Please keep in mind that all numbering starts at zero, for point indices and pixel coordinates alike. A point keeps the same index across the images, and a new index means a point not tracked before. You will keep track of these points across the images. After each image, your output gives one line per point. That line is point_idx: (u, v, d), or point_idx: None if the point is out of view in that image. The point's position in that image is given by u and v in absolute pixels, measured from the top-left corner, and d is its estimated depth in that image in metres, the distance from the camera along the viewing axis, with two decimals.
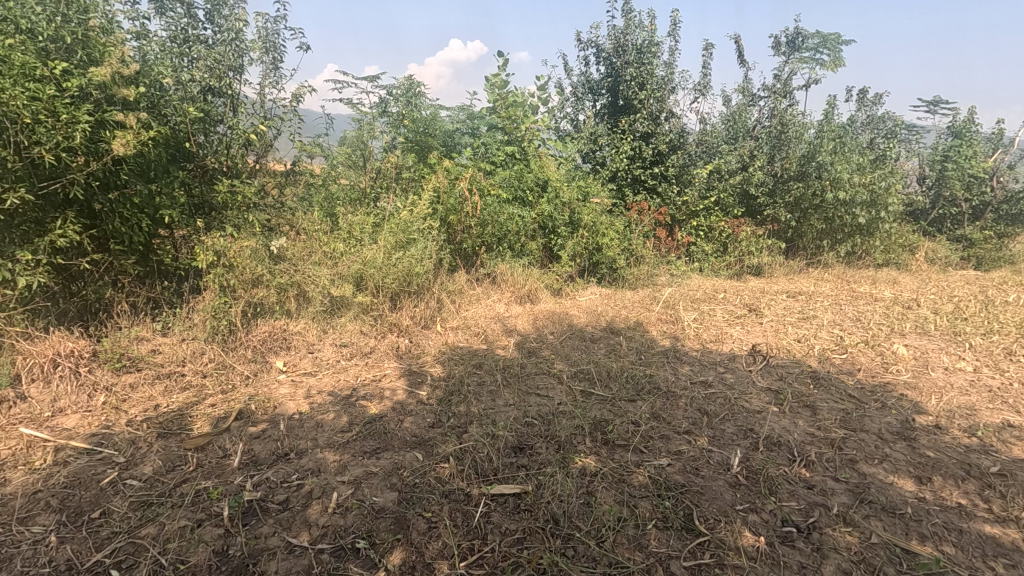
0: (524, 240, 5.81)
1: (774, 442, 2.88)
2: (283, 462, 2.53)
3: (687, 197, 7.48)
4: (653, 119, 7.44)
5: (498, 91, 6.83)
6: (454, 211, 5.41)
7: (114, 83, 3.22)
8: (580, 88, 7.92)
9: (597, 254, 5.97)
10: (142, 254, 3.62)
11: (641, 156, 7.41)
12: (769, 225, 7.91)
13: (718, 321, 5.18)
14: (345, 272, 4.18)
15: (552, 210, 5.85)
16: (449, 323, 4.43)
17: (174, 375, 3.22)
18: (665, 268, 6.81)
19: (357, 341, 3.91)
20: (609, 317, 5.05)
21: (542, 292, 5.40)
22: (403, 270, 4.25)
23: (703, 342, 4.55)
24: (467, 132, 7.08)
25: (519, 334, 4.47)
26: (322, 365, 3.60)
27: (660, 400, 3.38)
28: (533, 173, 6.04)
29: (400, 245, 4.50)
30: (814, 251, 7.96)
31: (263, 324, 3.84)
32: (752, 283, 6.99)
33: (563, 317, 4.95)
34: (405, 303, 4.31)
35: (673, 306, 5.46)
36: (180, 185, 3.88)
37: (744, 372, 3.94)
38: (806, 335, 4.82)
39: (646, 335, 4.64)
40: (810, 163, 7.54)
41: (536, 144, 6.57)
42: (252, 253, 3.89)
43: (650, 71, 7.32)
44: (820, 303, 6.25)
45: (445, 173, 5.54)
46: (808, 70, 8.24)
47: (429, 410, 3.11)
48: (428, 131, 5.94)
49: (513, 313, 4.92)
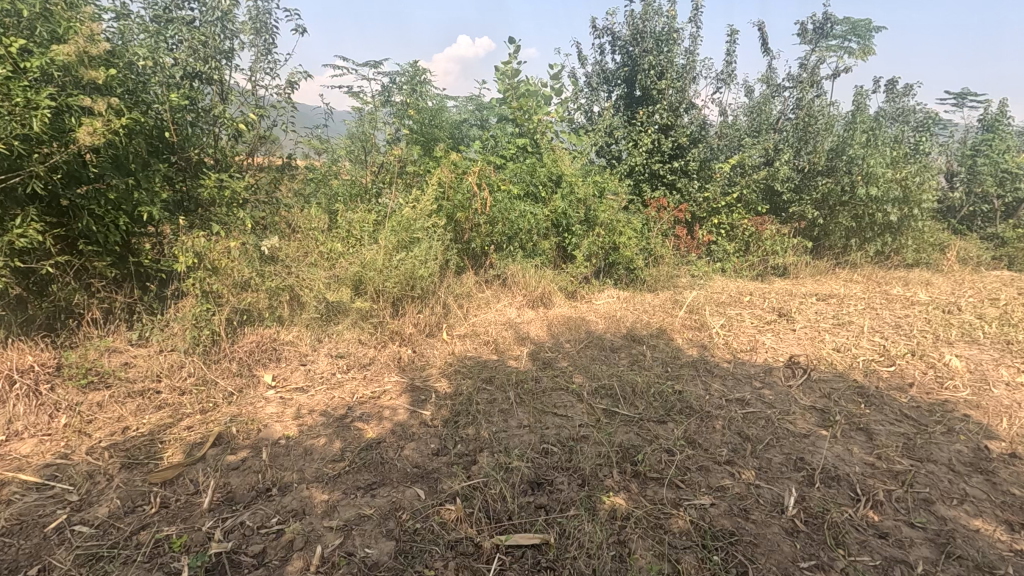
0: (536, 239, 5.41)
1: (831, 476, 2.50)
2: (262, 501, 2.17)
3: (709, 193, 7.00)
4: (673, 110, 7.01)
5: (509, 80, 6.43)
6: (461, 207, 5.03)
7: (80, 64, 2.86)
8: (596, 78, 7.47)
9: (614, 254, 5.58)
10: (119, 255, 3.29)
11: (660, 150, 6.99)
12: (794, 223, 7.47)
13: (747, 327, 4.79)
14: (342, 274, 3.82)
15: (566, 206, 5.43)
16: (456, 331, 4.06)
17: (148, 393, 2.87)
18: (686, 268, 6.40)
19: (355, 351, 3.55)
20: (629, 324, 4.66)
21: (556, 296, 5.02)
22: (406, 272, 3.87)
23: (734, 352, 4.15)
24: (476, 125, 6.69)
25: (532, 342, 4.09)
26: (315, 380, 3.24)
27: (693, 422, 2.99)
28: (546, 167, 5.64)
29: (403, 246, 4.12)
30: (841, 251, 7.51)
31: (252, 333, 3.48)
32: (777, 285, 6.58)
33: (580, 323, 4.57)
34: (408, 309, 3.94)
35: (697, 311, 5.06)
36: (162, 180, 3.53)
37: (784, 388, 3.55)
38: (845, 344, 4.41)
39: (671, 344, 4.25)
40: (839, 158, 7.09)
41: (549, 137, 6.16)
42: (240, 254, 3.54)
43: (670, 59, 6.92)
44: (854, 307, 5.82)
45: (452, 167, 5.16)
46: (836, 59, 7.79)
47: (434, 434, 2.75)
48: (435, 123, 5.56)
49: (526, 319, 4.54)
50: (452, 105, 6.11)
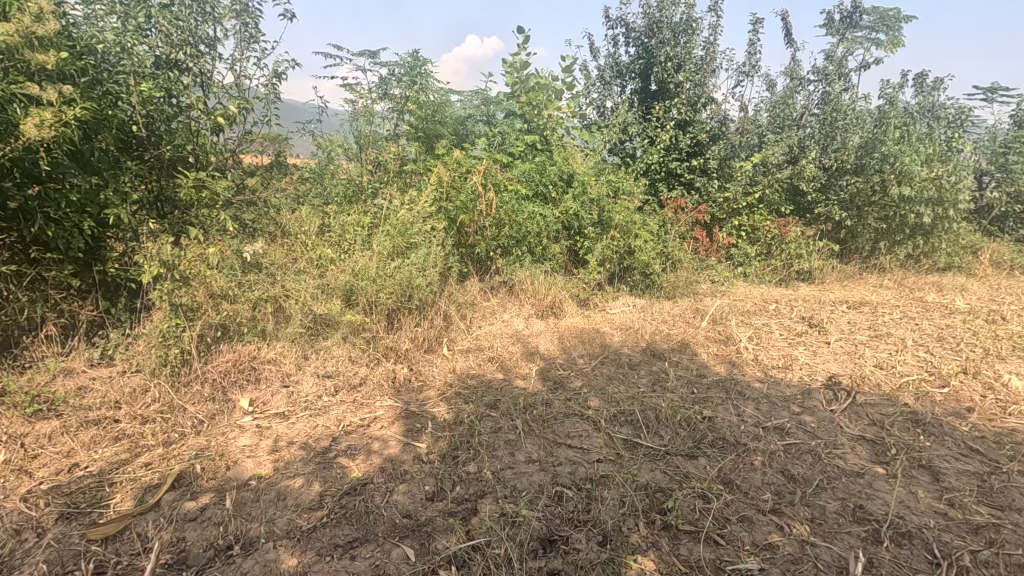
0: (546, 242, 5.02)
1: (898, 530, 2.11)
2: (220, 565, 1.83)
3: (729, 192, 6.58)
4: (691, 105, 6.59)
5: (517, 74, 6.04)
6: (465, 209, 4.64)
7: (25, 46, 2.52)
8: (608, 71, 6.98)
9: (629, 258, 5.19)
10: (83, 262, 2.97)
11: (678, 147, 6.59)
12: (820, 224, 7.03)
13: (777, 340, 4.38)
14: (332, 283, 3.46)
15: (578, 207, 5.04)
16: (457, 345, 3.69)
17: (104, 423, 2.52)
18: (706, 273, 5.99)
19: (344, 371, 3.19)
20: (647, 336, 4.27)
21: (567, 304, 4.64)
22: (401, 281, 3.50)
23: (766, 370, 3.74)
24: (482, 120, 6.30)
25: (542, 359, 3.70)
26: (298, 405, 2.88)
27: (728, 457, 2.60)
28: (556, 166, 5.26)
29: (400, 252, 3.76)
30: (869, 255, 7.09)
31: (229, 351, 3.08)
32: (802, 291, 6.16)
33: (594, 335, 4.19)
34: (404, 322, 3.57)
35: (722, 322, 4.66)
36: (133, 179, 3.20)
37: (826, 414, 3.13)
38: (887, 360, 3.99)
39: (695, 361, 3.85)
40: (868, 156, 6.65)
41: (561, 133, 5.73)
42: (217, 262, 3.18)
43: (688, 51, 6.51)
44: (888, 316, 5.39)
45: (454, 166, 4.78)
46: (864, 50, 7.35)
47: (429, 473, 2.38)
48: (438, 118, 5.17)
49: (534, 331, 4.16)
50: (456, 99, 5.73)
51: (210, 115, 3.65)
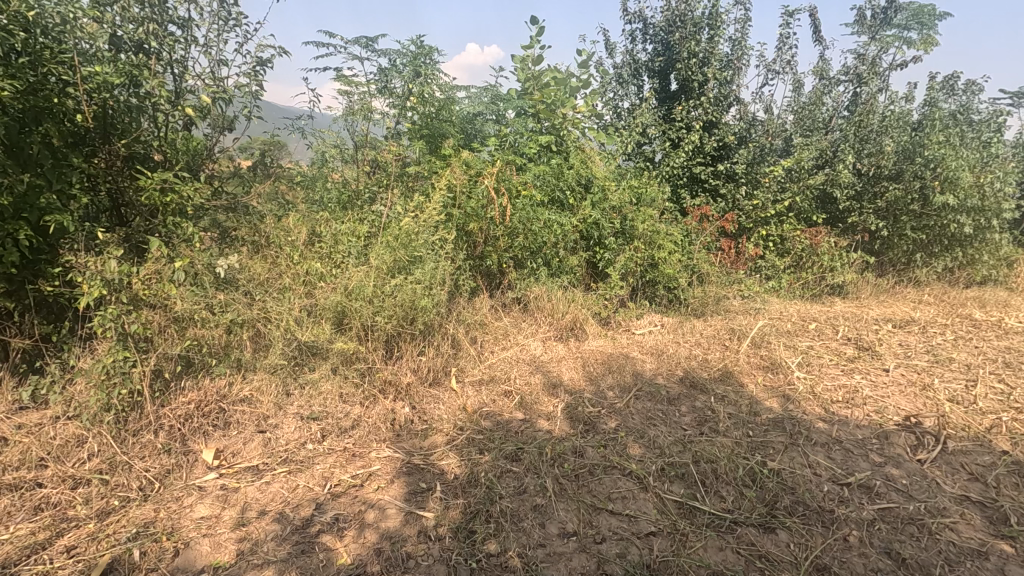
0: (563, 253, 4.44)
1: None
2: None
3: (757, 200, 6.07)
4: (717, 105, 6.10)
5: (530, 69, 5.54)
6: (475, 216, 4.11)
7: None
8: (626, 69, 6.43)
9: (653, 271, 4.67)
10: (16, 280, 2.44)
11: (703, 150, 6.13)
12: (854, 234, 6.48)
13: (829, 367, 3.86)
14: (321, 304, 2.92)
15: (599, 215, 4.50)
16: (468, 377, 3.16)
17: (23, 487, 1.99)
18: (734, 287, 5.46)
19: (335, 413, 2.66)
20: (683, 363, 3.74)
21: (588, 324, 4.13)
22: (403, 301, 2.95)
23: (828, 406, 3.22)
24: (492, 119, 5.80)
25: (567, 393, 3.17)
26: (276, 458, 2.35)
27: (814, 531, 2.10)
28: (574, 170, 4.72)
29: (402, 267, 3.19)
30: (905, 268, 6.58)
31: (192, 389, 2.54)
32: (838, 307, 5.64)
33: (623, 361, 3.66)
34: (406, 350, 3.02)
35: (764, 345, 4.13)
36: (82, 180, 2.68)
37: (914, 465, 2.61)
38: (963, 394, 3.46)
39: (743, 395, 3.32)
40: (908, 161, 6.13)
41: (576, 135, 5.23)
42: (184, 279, 2.67)
43: (713, 47, 6.02)
44: (941, 336, 4.85)
45: (463, 168, 4.26)
46: (897, 49, 6.86)
47: (439, 559, 1.86)
48: (446, 117, 4.57)
49: (555, 358, 3.61)
50: (464, 96, 5.22)
51: (178, 105, 3.14)
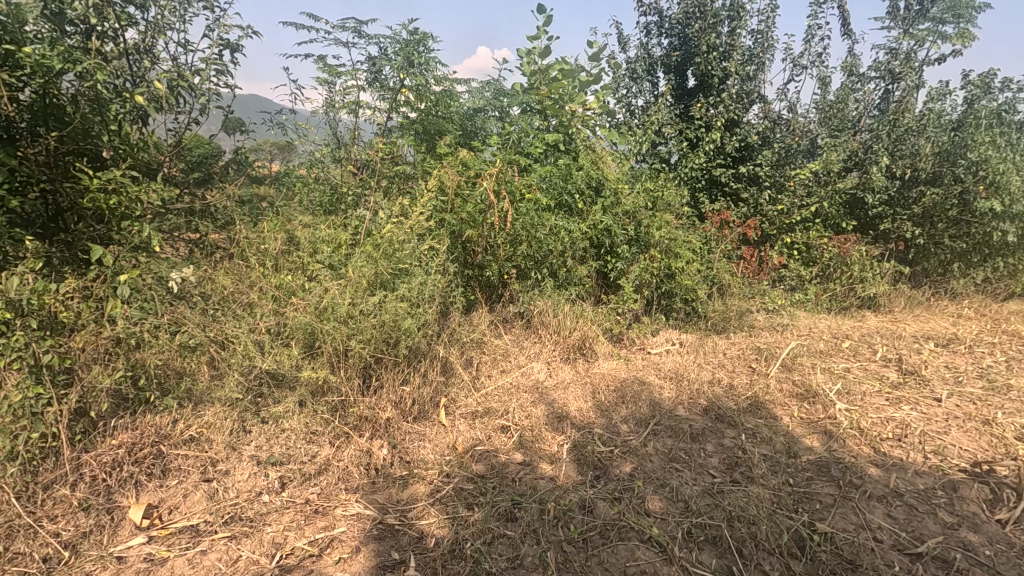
0: (571, 263, 3.97)
1: None
2: None
3: (782, 204, 5.58)
4: (739, 102, 5.65)
5: (536, 62, 5.12)
6: (472, 223, 3.68)
7: None
8: (639, 64, 5.97)
9: (670, 283, 4.23)
10: None
11: (724, 151, 5.68)
12: (887, 243, 5.98)
13: (873, 396, 3.39)
14: (290, 325, 2.51)
15: (611, 220, 4.04)
16: (460, 408, 2.75)
17: None
18: (758, 300, 5.00)
19: (299, 456, 2.25)
20: (706, 390, 3.30)
21: (599, 343, 3.70)
22: (383, 321, 2.52)
23: (877, 446, 2.77)
24: (495, 115, 5.38)
25: (575, 428, 2.74)
26: (220, 516, 1.95)
27: None
28: (583, 171, 4.27)
29: (384, 283, 2.77)
30: (940, 279, 6.09)
31: (126, 431, 2.14)
32: (871, 322, 5.18)
33: (638, 388, 3.22)
34: (386, 380, 2.57)
35: (797, 369, 3.67)
36: (12, 177, 2.27)
37: (995, 528, 2.17)
38: None
39: (776, 430, 2.87)
40: (949, 164, 5.60)
41: (586, 133, 4.79)
42: (127, 295, 2.32)
43: (735, 40, 5.58)
44: (991, 357, 4.37)
45: (460, 168, 3.84)
46: (933, 44, 6.36)
47: None
48: (444, 113, 4.18)
49: (560, 383, 3.18)
50: (463, 90, 4.82)
51: (125, 95, 2.75)
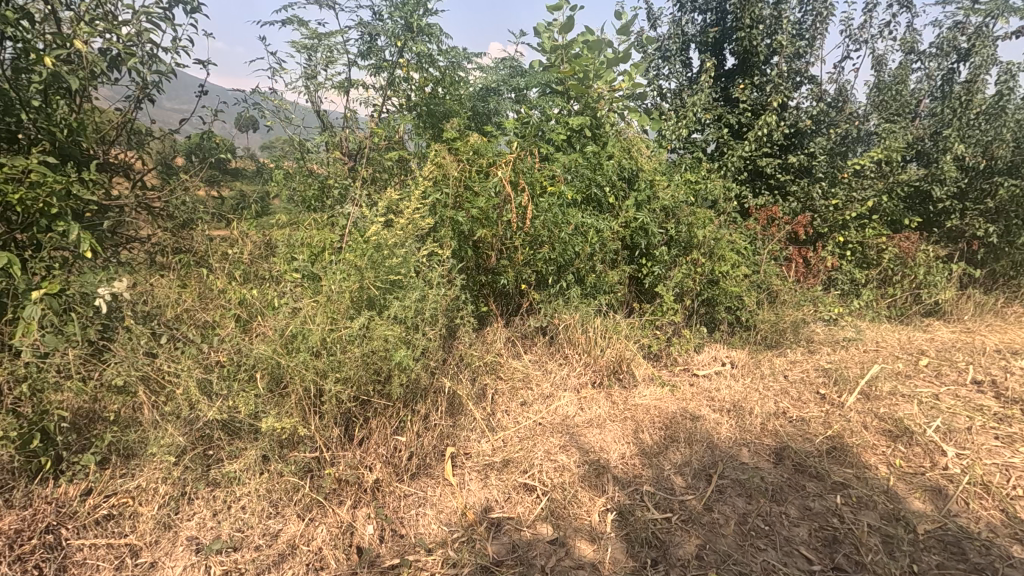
0: (602, 267, 3.33)
1: None
2: None
3: (836, 198, 4.87)
4: (788, 82, 4.97)
5: (556, 38, 4.49)
6: (484, 222, 3.06)
7: None
8: (673, 41, 5.28)
9: (716, 290, 3.59)
10: None
11: (770, 138, 5.02)
12: (955, 242, 5.25)
13: (981, 434, 2.73)
14: (250, 358, 1.94)
15: (648, 217, 3.39)
16: (469, 461, 2.16)
17: None
18: (813, 309, 4.34)
19: (254, 539, 1.67)
20: (774, 427, 2.66)
21: (636, 365, 3.09)
22: (368, 353, 1.94)
23: (1010, 511, 2.13)
24: (509, 98, 4.75)
25: (617, 484, 2.14)
26: None
27: None
28: (615, 159, 3.60)
29: (372, 300, 2.20)
30: (1010, 281, 5.38)
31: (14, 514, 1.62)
32: (943, 333, 4.50)
33: (690, 424, 2.60)
34: (374, 429, 1.99)
35: (878, 397, 3.01)
36: None
37: None
38: None
39: (874, 487, 2.23)
40: None
41: (615, 117, 4.15)
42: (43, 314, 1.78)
43: (782, 11, 4.90)
44: None
45: (470, 154, 3.22)
46: (1003, 16, 5.61)
47: None
48: (451, 93, 3.58)
49: (594, 421, 2.56)
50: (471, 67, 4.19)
51: (35, 55, 2.13)
